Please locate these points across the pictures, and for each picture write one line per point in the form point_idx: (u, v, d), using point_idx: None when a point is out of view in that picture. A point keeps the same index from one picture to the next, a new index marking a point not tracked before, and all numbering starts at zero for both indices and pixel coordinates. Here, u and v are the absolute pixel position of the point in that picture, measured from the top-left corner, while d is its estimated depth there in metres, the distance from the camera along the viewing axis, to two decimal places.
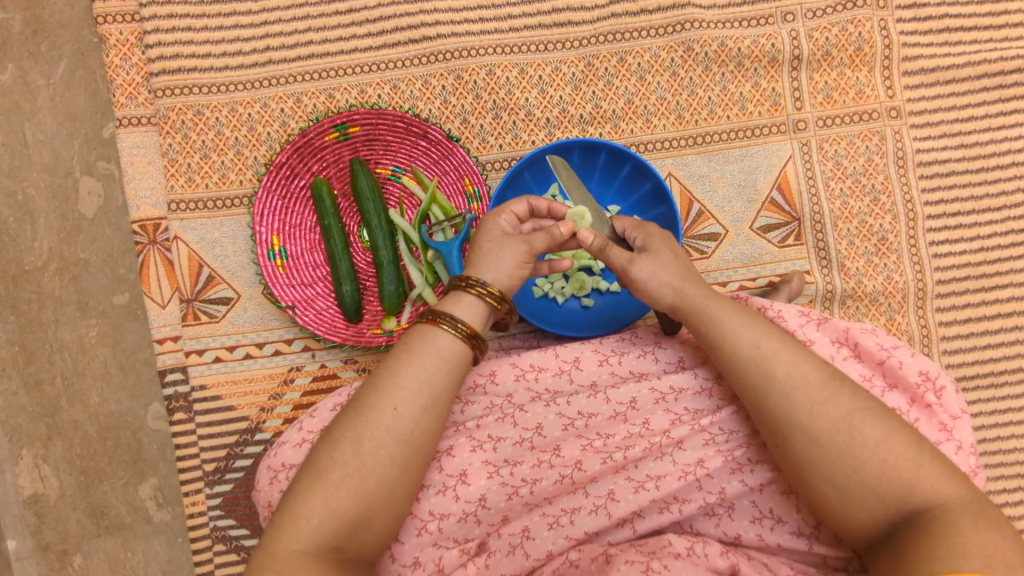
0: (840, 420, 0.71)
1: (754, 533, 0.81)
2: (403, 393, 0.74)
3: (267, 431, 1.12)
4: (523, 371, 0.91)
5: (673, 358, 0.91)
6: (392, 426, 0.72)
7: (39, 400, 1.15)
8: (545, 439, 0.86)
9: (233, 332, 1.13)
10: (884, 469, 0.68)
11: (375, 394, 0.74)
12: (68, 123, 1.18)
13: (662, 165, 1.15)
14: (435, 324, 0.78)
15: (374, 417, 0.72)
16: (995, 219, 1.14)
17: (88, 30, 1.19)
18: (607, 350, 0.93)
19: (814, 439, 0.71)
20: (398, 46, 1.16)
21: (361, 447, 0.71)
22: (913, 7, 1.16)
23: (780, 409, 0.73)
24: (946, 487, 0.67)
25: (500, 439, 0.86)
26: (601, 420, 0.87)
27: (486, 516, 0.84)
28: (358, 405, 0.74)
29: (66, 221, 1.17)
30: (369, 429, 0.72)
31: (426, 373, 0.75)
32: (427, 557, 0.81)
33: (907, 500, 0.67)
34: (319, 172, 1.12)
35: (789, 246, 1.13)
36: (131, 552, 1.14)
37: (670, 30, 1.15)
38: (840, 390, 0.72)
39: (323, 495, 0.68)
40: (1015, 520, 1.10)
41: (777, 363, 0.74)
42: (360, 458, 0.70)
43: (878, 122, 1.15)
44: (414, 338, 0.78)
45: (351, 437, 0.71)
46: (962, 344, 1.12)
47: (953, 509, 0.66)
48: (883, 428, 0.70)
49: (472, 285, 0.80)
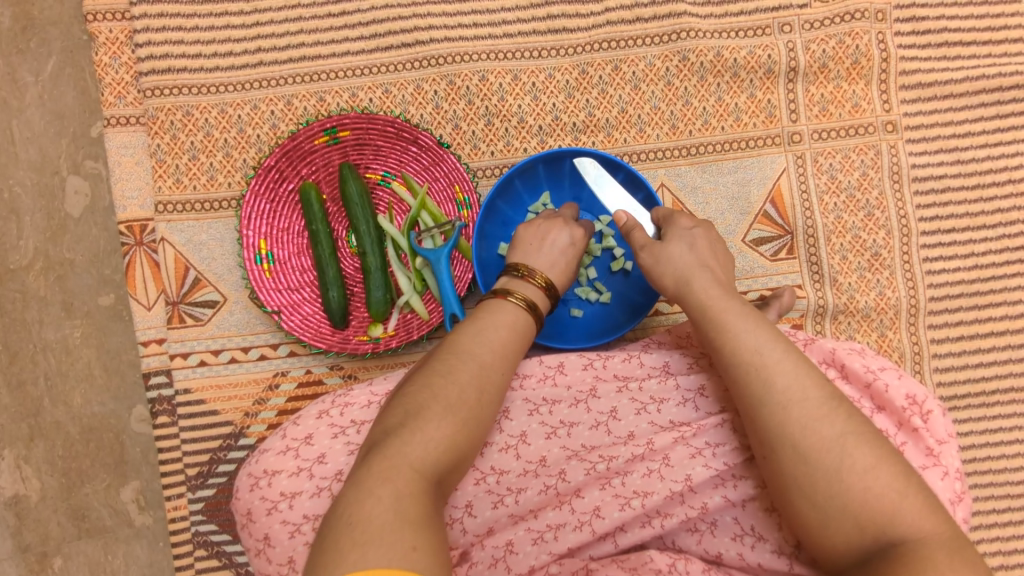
0: (832, 439, 0.70)
1: (735, 552, 0.81)
2: (507, 359, 0.78)
3: (251, 436, 1.11)
4: (505, 378, 0.89)
5: (657, 363, 0.90)
6: (497, 389, 0.76)
7: (22, 400, 1.15)
8: (529, 450, 0.85)
9: (218, 336, 1.12)
10: (868, 497, 0.67)
11: (487, 354, 0.77)
12: (56, 121, 1.17)
13: (655, 175, 1.14)
14: (503, 299, 0.83)
15: (491, 376, 0.75)
16: (990, 236, 1.13)
17: (77, 27, 1.17)
18: (592, 355, 0.92)
19: (801, 455, 0.70)
20: (391, 50, 1.15)
21: (483, 397, 0.74)
22: (912, 21, 1.15)
23: (775, 420, 0.72)
24: (927, 521, 0.66)
25: (485, 445, 0.85)
26: (583, 430, 0.86)
27: (472, 526, 0.83)
28: (466, 351, 0.76)
29: (52, 220, 1.16)
30: (485, 387, 0.74)
31: (521, 351, 0.81)
32: None
33: (885, 530, 0.66)
34: (309, 176, 1.11)
35: (781, 259, 1.12)
36: (112, 556, 1.13)
37: (666, 38, 1.14)
38: (837, 411, 0.72)
39: (450, 431, 0.69)
40: (1003, 541, 1.08)
41: (776, 373, 0.74)
42: (481, 407, 0.74)
43: (874, 137, 1.14)
44: (497, 309, 0.82)
45: (477, 383, 0.74)
46: (954, 363, 1.11)
47: (930, 544, 0.65)
48: (872, 453, 0.69)
49: (534, 277, 0.87)
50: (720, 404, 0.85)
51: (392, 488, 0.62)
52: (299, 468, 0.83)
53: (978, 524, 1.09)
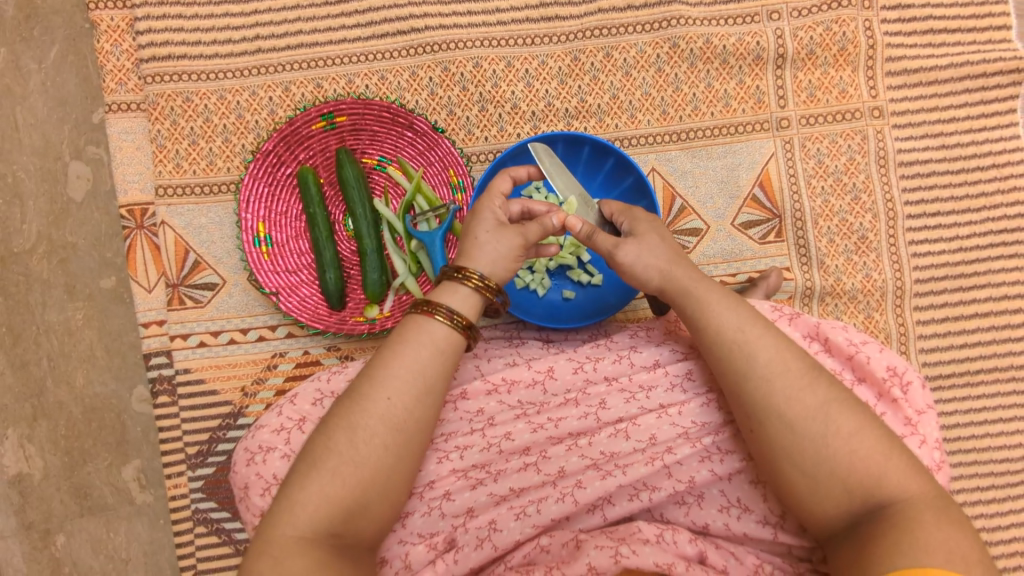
0: (817, 407, 0.73)
1: (722, 522, 0.83)
2: (396, 382, 0.75)
3: (249, 416, 1.13)
4: (495, 385, 0.90)
5: (648, 360, 0.91)
6: (384, 415, 0.74)
7: (25, 380, 1.17)
8: (513, 444, 0.87)
9: (218, 317, 1.14)
10: (854, 461, 0.70)
11: (370, 383, 0.75)
12: (58, 108, 1.19)
13: (646, 160, 1.16)
14: (430, 315, 0.79)
15: (367, 407, 0.74)
16: (975, 219, 1.15)
17: (79, 16, 1.20)
18: (582, 357, 0.92)
19: (788, 424, 0.73)
20: (387, 37, 1.17)
21: (366, 435, 0.72)
22: (898, 8, 1.17)
23: (760, 393, 0.74)
24: (912, 482, 0.69)
25: (467, 447, 0.87)
26: (572, 421, 0.87)
27: (450, 509, 0.85)
28: (353, 393, 0.75)
29: (55, 204, 1.18)
30: (362, 419, 0.73)
31: (419, 364, 0.76)
32: (394, 553, 0.83)
33: (872, 493, 0.69)
34: (306, 161, 1.14)
35: (770, 242, 1.14)
36: (114, 533, 1.16)
37: (656, 26, 1.16)
38: (818, 380, 0.74)
39: (316, 486, 0.70)
40: (988, 519, 1.10)
41: (758, 348, 0.76)
42: (355, 448, 0.72)
43: (860, 122, 1.16)
44: (406, 327, 0.79)
45: (345, 428, 0.73)
46: (939, 343, 1.13)
47: (918, 504, 0.67)
48: (857, 419, 0.72)
49: (468, 277, 0.81)
50: (706, 385, 0.87)
51: (269, 559, 0.66)
52: (294, 444, 0.86)
53: (963, 502, 1.11)
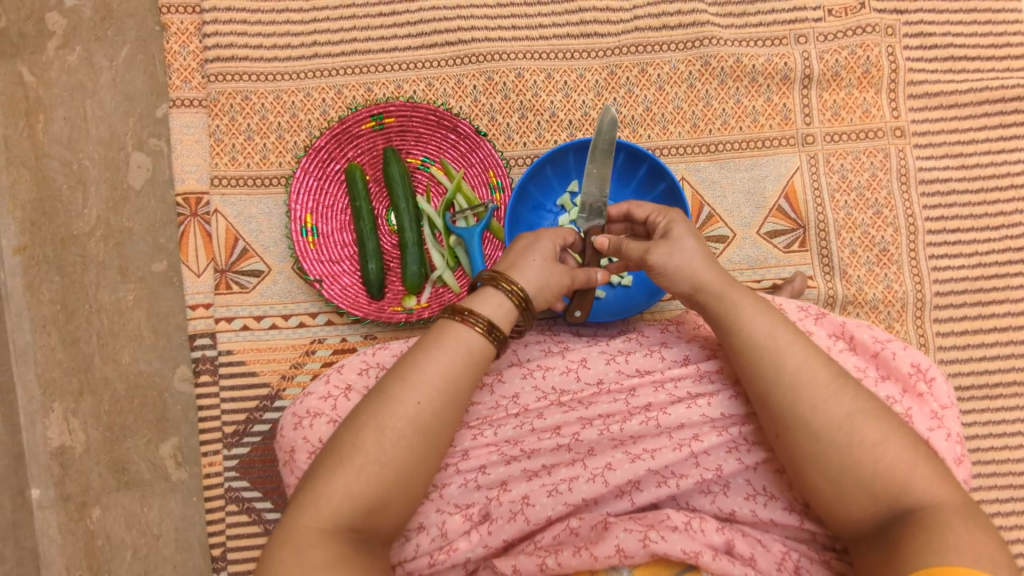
0: (842, 418, 0.75)
1: (748, 508, 0.85)
2: (426, 386, 0.78)
3: (286, 399, 1.17)
4: (530, 371, 0.94)
5: (678, 355, 0.95)
6: (412, 417, 0.76)
7: (75, 356, 1.22)
8: (544, 423, 0.90)
9: (262, 303, 1.19)
10: (879, 470, 0.73)
11: (399, 385, 0.78)
12: (125, 102, 1.27)
13: (677, 168, 1.22)
14: (469, 324, 0.81)
15: (395, 408, 0.76)
16: (993, 237, 1.19)
17: (151, 19, 1.29)
18: (614, 351, 0.96)
19: (814, 432, 0.76)
20: (435, 47, 1.25)
21: (390, 438, 0.75)
22: (920, 36, 1.23)
23: (786, 399, 0.77)
24: (937, 491, 0.71)
25: (501, 424, 0.91)
26: (602, 406, 0.91)
27: (485, 482, 0.89)
28: (379, 395, 0.78)
29: (115, 191, 1.25)
30: (392, 420, 0.76)
31: (450, 369, 0.79)
32: (431, 521, 0.87)
33: (900, 499, 0.72)
34: (354, 158, 1.20)
35: (794, 251, 1.19)
36: (148, 508, 1.19)
37: (690, 45, 1.23)
38: (844, 390, 0.77)
39: (342, 483, 0.73)
40: (1005, 529, 1.12)
41: (788, 354, 0.78)
42: (381, 449, 0.75)
43: (882, 141, 1.21)
44: (441, 333, 0.81)
45: (373, 427, 0.76)
46: (958, 355, 1.16)
47: (947, 509, 0.70)
48: (880, 429, 0.74)
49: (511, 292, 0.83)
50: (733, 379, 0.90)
51: (291, 548, 0.70)
52: (339, 411, 0.90)
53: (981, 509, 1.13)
